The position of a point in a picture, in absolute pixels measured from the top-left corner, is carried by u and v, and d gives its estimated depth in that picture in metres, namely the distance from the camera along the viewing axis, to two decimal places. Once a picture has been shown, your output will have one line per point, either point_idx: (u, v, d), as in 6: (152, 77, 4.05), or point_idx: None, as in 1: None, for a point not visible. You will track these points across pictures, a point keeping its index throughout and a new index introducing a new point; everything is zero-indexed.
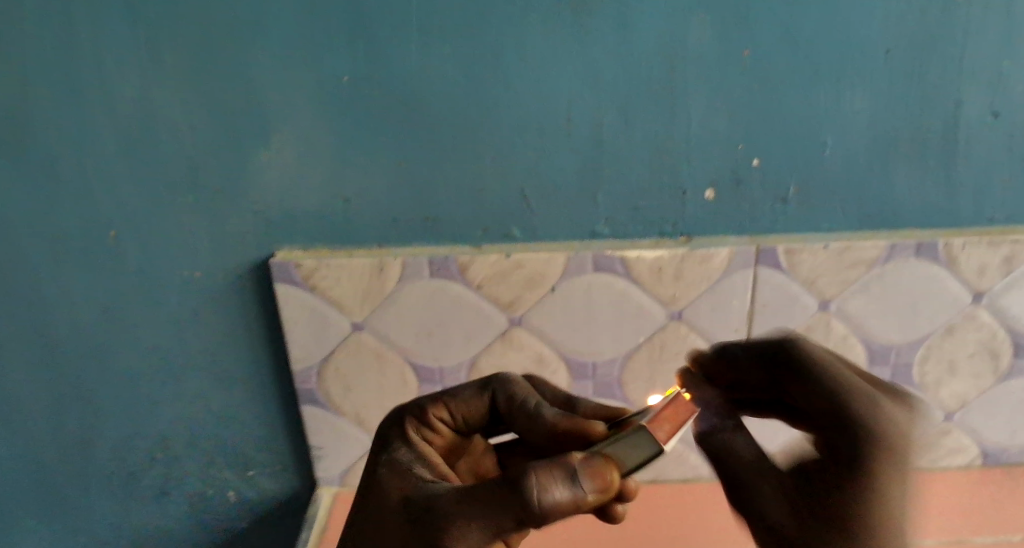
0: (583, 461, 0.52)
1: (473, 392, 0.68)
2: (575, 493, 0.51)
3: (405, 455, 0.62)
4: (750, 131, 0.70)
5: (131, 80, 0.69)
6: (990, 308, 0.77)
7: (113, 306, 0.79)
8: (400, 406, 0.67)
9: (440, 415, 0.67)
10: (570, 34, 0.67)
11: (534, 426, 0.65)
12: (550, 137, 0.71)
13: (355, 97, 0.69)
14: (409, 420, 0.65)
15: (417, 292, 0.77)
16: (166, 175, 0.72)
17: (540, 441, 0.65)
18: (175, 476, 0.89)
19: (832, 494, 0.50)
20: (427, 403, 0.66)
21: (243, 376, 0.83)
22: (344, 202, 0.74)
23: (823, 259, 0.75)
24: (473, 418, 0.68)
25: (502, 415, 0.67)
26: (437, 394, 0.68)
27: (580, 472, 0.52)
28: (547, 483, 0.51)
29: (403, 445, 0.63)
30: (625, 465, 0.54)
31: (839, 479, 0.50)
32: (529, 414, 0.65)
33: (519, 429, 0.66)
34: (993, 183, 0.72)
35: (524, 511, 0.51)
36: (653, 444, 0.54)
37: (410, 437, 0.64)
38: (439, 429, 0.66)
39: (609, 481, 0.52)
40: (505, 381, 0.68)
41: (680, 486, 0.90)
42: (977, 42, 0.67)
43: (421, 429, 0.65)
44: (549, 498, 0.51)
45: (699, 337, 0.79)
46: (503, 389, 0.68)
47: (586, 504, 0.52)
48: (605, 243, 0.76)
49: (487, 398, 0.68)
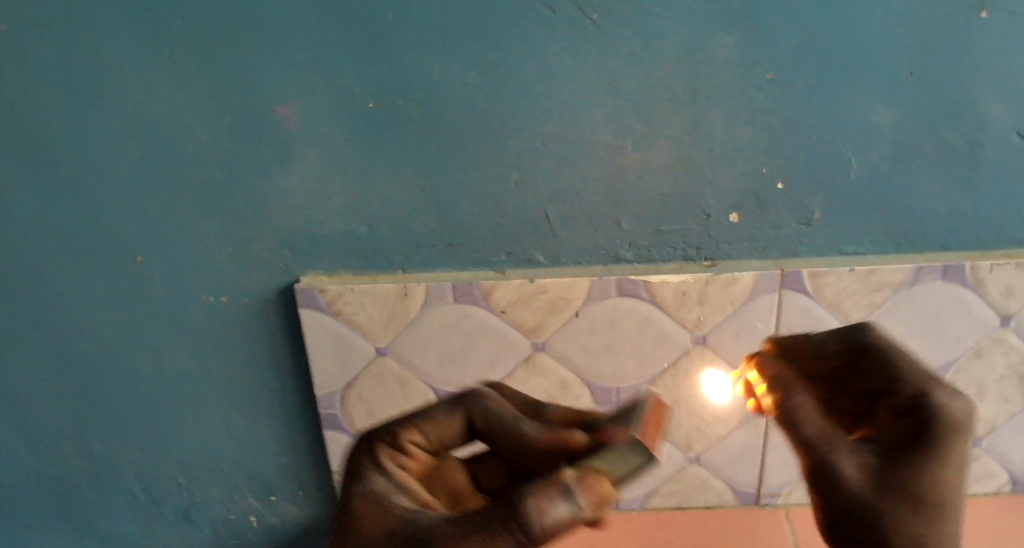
0: (579, 476, 0.50)
1: (445, 412, 0.63)
2: (577, 509, 0.49)
3: (381, 483, 0.56)
4: (772, 154, 0.69)
5: (156, 96, 0.68)
6: (1018, 330, 0.75)
7: (137, 327, 0.78)
8: (369, 432, 0.62)
9: (412, 438, 0.62)
10: (588, 46, 0.65)
11: (516, 441, 0.62)
12: (571, 156, 0.69)
13: (375, 117, 0.68)
14: (380, 447, 0.60)
15: (440, 317, 0.76)
16: (190, 194, 0.72)
17: (521, 455, 0.62)
18: (199, 501, 0.89)
19: (903, 471, 0.52)
20: (397, 427, 0.62)
21: (265, 402, 0.82)
22: (369, 228, 0.73)
23: (849, 282, 0.72)
24: (447, 438, 0.63)
25: (479, 432, 0.63)
26: (406, 417, 0.63)
27: (575, 489, 0.50)
28: (544, 505, 0.48)
29: (376, 472, 0.58)
30: (616, 477, 0.52)
31: (912, 458, 0.52)
32: (508, 431, 0.62)
33: (498, 446, 0.63)
34: (1020, 201, 0.70)
35: (525, 534, 0.48)
36: (642, 457, 0.54)
37: (382, 463, 0.59)
38: (415, 454, 0.62)
39: (605, 496, 0.51)
40: (478, 396, 0.64)
41: (706, 514, 0.87)
42: (1003, 51, 0.65)
43: (395, 455, 0.60)
44: (551, 519, 0.48)
45: (722, 362, 0.77)
46: (476, 405, 0.63)
47: (587, 520, 0.50)
48: (628, 267, 0.74)
49: (460, 416, 0.63)
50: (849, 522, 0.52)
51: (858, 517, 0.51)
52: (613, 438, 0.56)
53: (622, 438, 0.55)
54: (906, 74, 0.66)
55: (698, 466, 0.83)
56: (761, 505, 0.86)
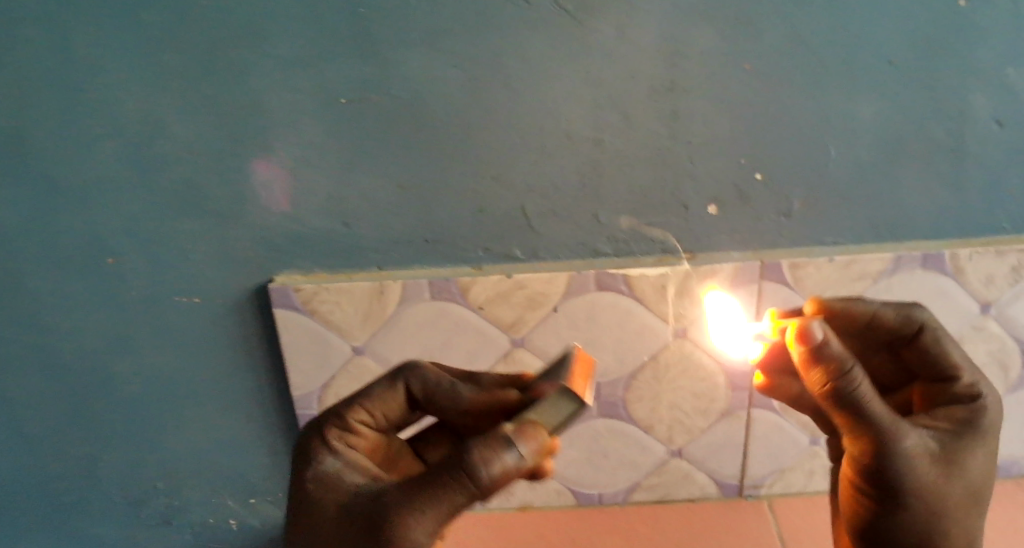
0: (514, 428, 0.51)
1: (386, 389, 0.65)
2: (515, 458, 0.50)
3: (332, 465, 0.60)
4: (753, 145, 0.68)
5: (125, 92, 0.66)
6: (998, 318, 0.75)
7: (113, 331, 0.77)
8: (317, 418, 0.64)
9: (360, 417, 0.64)
10: (567, 39, 0.64)
11: (457, 406, 0.65)
12: (550, 151, 0.68)
13: (349, 114, 0.67)
14: (329, 429, 0.62)
15: (418, 314, 0.75)
16: (163, 193, 0.70)
17: (464, 420, 0.65)
18: (178, 503, 0.88)
19: (960, 457, 0.63)
20: (343, 409, 0.64)
21: (244, 405, 0.81)
22: (346, 226, 0.71)
23: (829, 272, 0.72)
24: (393, 412, 0.66)
25: (421, 403, 0.66)
26: (351, 398, 0.65)
27: (513, 438, 0.51)
28: (488, 456, 0.50)
29: (327, 455, 0.60)
30: (550, 427, 0.53)
31: (965, 446, 0.63)
32: (448, 396, 0.65)
33: (442, 412, 0.65)
34: (1002, 190, 0.70)
35: (470, 486, 0.50)
36: (574, 403, 0.54)
37: (332, 445, 0.61)
38: (363, 431, 0.64)
39: (543, 444, 0.52)
40: (415, 368, 0.66)
41: (688, 506, 0.87)
42: (986, 40, 0.64)
43: (345, 435, 0.63)
44: (493, 469, 0.50)
45: (703, 354, 0.77)
46: (414, 376, 0.66)
47: (527, 467, 0.51)
48: (608, 261, 0.73)
49: (402, 389, 0.66)
50: (907, 496, 0.62)
51: (917, 493, 0.62)
52: (541, 392, 0.57)
53: (550, 389, 0.56)
54: (889, 64, 0.65)
55: (681, 459, 0.83)
56: (744, 496, 0.87)
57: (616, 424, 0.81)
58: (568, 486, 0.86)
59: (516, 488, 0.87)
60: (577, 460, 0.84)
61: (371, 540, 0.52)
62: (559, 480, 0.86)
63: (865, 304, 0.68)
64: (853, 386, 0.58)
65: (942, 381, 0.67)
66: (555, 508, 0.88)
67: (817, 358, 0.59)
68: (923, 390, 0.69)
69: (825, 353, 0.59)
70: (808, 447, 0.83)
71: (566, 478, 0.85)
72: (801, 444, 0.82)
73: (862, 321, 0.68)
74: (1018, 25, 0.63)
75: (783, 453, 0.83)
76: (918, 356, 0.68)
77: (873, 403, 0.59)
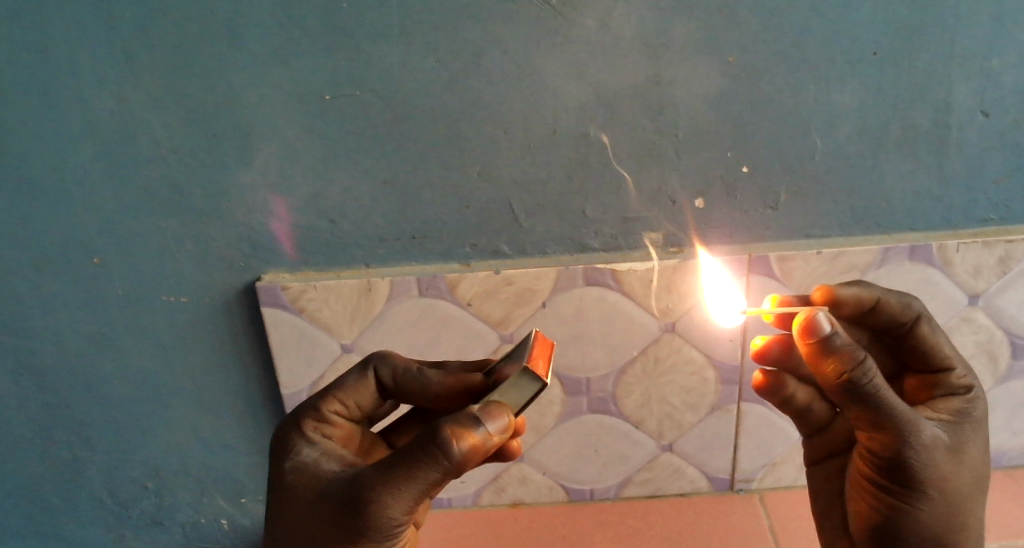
0: (480, 407, 0.52)
1: (357, 379, 0.65)
2: (484, 436, 0.51)
3: (309, 455, 0.59)
4: (738, 138, 0.68)
5: (108, 90, 0.66)
6: (986, 309, 0.75)
7: (100, 330, 0.76)
8: (292, 410, 0.64)
9: (334, 407, 0.64)
10: (551, 32, 0.64)
11: (425, 390, 0.64)
12: (535, 146, 0.68)
13: (333, 110, 0.66)
14: (306, 420, 0.62)
15: (406, 311, 0.75)
16: (147, 192, 0.70)
17: (433, 403, 0.65)
18: (168, 504, 0.88)
19: (964, 446, 0.64)
20: (317, 401, 0.64)
21: (233, 404, 0.81)
22: (332, 223, 0.71)
23: (817, 265, 0.72)
24: (365, 401, 0.66)
25: (391, 390, 0.66)
26: (323, 390, 0.65)
27: (480, 417, 0.51)
28: (458, 434, 0.51)
29: (303, 446, 0.60)
30: (515, 407, 0.54)
31: (967, 435, 0.64)
32: (415, 381, 0.65)
33: (410, 400, 0.65)
34: (988, 180, 0.70)
35: (442, 462, 0.51)
36: (537, 383, 0.54)
37: (308, 435, 0.61)
38: (338, 421, 0.64)
39: (510, 422, 0.52)
40: (384, 356, 0.66)
41: (679, 501, 0.87)
42: (968, 30, 0.64)
43: (320, 426, 0.63)
44: (463, 445, 0.51)
45: (693, 349, 0.77)
46: (384, 363, 0.66)
47: (495, 445, 0.52)
48: (595, 257, 0.73)
49: (372, 377, 0.66)
50: (923, 488, 0.62)
51: (932, 485, 0.62)
52: (506, 374, 0.57)
53: (513, 371, 0.56)
54: (872, 55, 0.65)
55: (671, 453, 0.83)
56: (735, 490, 0.87)
57: (606, 419, 0.81)
58: (559, 482, 0.86)
59: (508, 484, 0.87)
60: (568, 455, 0.84)
61: (351, 521, 0.53)
62: (551, 476, 0.86)
63: (870, 288, 0.66)
64: (867, 378, 0.57)
65: (936, 371, 0.68)
66: (547, 504, 0.88)
67: (829, 350, 0.58)
68: (917, 382, 0.69)
69: (837, 345, 0.57)
70: (798, 441, 0.83)
71: (557, 473, 0.85)
72: (791, 438, 0.82)
73: (866, 306, 0.67)
74: (1000, 14, 0.63)
75: (772, 447, 0.83)
76: (912, 347, 0.68)
77: (886, 395, 0.58)
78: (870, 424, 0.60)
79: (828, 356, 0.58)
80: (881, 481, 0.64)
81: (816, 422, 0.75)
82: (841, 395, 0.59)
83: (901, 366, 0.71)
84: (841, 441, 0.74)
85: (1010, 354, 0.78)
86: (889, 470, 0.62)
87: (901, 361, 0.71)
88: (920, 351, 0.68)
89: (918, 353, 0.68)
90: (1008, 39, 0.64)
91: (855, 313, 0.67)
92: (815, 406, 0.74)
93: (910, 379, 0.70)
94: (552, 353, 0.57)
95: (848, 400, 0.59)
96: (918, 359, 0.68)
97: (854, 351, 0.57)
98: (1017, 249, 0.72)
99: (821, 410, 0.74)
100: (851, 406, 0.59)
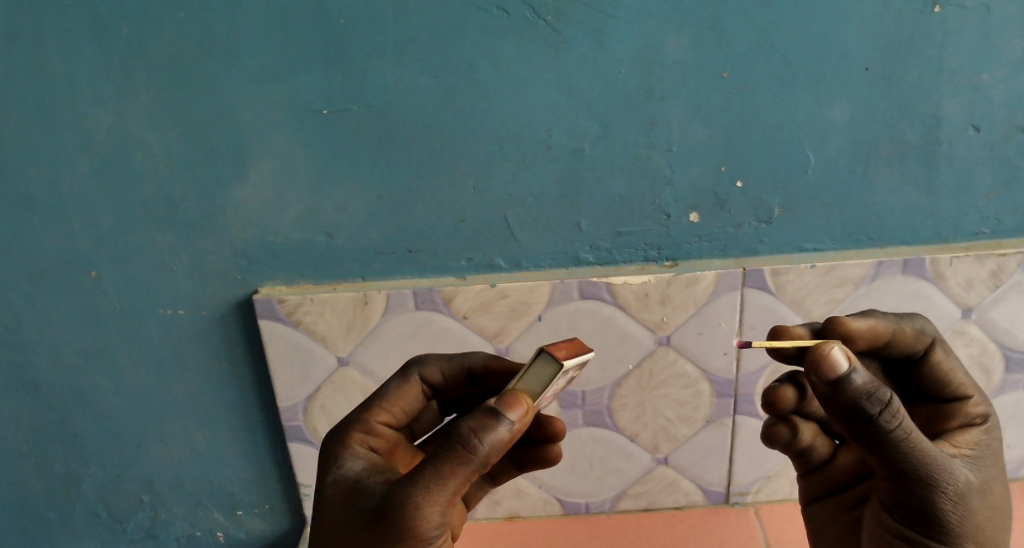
0: (497, 401, 0.52)
1: (400, 384, 0.67)
2: (505, 429, 0.51)
3: (351, 468, 0.58)
4: (730, 152, 0.68)
5: (106, 105, 0.66)
6: (978, 322, 0.76)
7: (96, 343, 0.76)
8: (337, 424, 0.64)
9: (381, 418, 0.65)
10: (544, 47, 0.65)
11: (470, 377, 0.69)
12: (530, 157, 0.68)
13: (326, 126, 0.67)
14: (350, 435, 0.62)
15: (402, 323, 0.75)
16: (143, 206, 0.70)
17: (477, 387, 0.70)
18: (163, 517, 0.87)
19: (991, 485, 0.61)
20: (362, 415, 0.64)
21: (229, 418, 0.81)
22: (327, 237, 0.71)
23: (810, 279, 0.72)
24: (409, 406, 0.67)
25: (437, 387, 0.68)
26: (367, 403, 0.66)
27: (500, 410, 0.51)
28: (479, 430, 0.51)
29: (347, 459, 0.59)
30: (534, 392, 0.53)
31: (990, 470, 0.62)
32: (459, 372, 0.68)
33: (456, 391, 0.69)
34: (976, 194, 0.70)
35: (464, 460, 0.50)
36: (553, 364, 0.53)
37: (353, 449, 0.60)
38: (382, 433, 0.64)
39: (528, 410, 0.52)
40: (421, 359, 0.69)
41: (673, 514, 0.87)
42: (955, 45, 0.65)
43: (366, 439, 0.62)
44: (488, 440, 0.51)
45: (687, 361, 0.77)
46: (427, 366, 0.68)
47: (516, 433, 0.52)
48: (589, 270, 0.73)
49: (415, 382, 0.67)
50: (955, 540, 0.59)
51: (966, 535, 0.59)
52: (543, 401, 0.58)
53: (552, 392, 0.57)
54: (863, 69, 0.65)
55: (665, 467, 0.83)
56: (731, 503, 0.87)
57: (600, 432, 0.81)
58: (553, 495, 0.86)
59: (502, 497, 0.87)
60: (562, 468, 0.84)
61: (384, 532, 0.51)
62: (545, 489, 0.86)
63: (884, 319, 0.67)
64: (891, 416, 0.55)
65: (950, 400, 0.68)
66: (541, 517, 0.88)
67: (847, 389, 0.55)
68: (928, 410, 0.69)
69: (855, 382, 0.55)
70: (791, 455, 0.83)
71: (551, 487, 0.86)
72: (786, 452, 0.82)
73: (881, 339, 0.67)
74: (986, 28, 0.64)
75: (767, 458, 0.83)
76: (926, 374, 0.68)
77: (912, 434, 0.56)
78: (894, 468, 0.57)
79: (842, 395, 0.56)
80: (907, 536, 0.60)
81: (817, 459, 0.74)
82: (860, 437, 0.57)
83: (908, 397, 0.71)
84: (843, 478, 0.72)
85: (1003, 366, 0.78)
86: (917, 521, 0.59)
87: (910, 393, 0.71)
88: (935, 378, 0.68)
89: (932, 380, 0.68)
90: (995, 53, 0.65)
91: (869, 348, 0.67)
92: (817, 443, 0.73)
93: (919, 409, 0.70)
94: (581, 349, 0.56)
95: (873, 439, 0.56)
96: (931, 388, 0.68)
97: (866, 386, 0.55)
98: (1008, 262, 0.72)
99: (822, 446, 0.74)
100: (875, 451, 0.56)
